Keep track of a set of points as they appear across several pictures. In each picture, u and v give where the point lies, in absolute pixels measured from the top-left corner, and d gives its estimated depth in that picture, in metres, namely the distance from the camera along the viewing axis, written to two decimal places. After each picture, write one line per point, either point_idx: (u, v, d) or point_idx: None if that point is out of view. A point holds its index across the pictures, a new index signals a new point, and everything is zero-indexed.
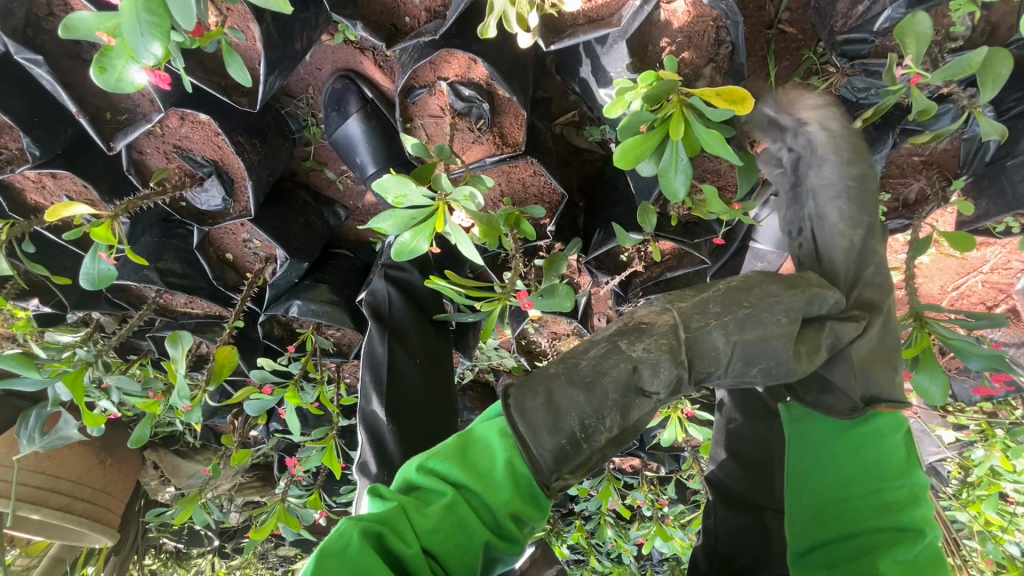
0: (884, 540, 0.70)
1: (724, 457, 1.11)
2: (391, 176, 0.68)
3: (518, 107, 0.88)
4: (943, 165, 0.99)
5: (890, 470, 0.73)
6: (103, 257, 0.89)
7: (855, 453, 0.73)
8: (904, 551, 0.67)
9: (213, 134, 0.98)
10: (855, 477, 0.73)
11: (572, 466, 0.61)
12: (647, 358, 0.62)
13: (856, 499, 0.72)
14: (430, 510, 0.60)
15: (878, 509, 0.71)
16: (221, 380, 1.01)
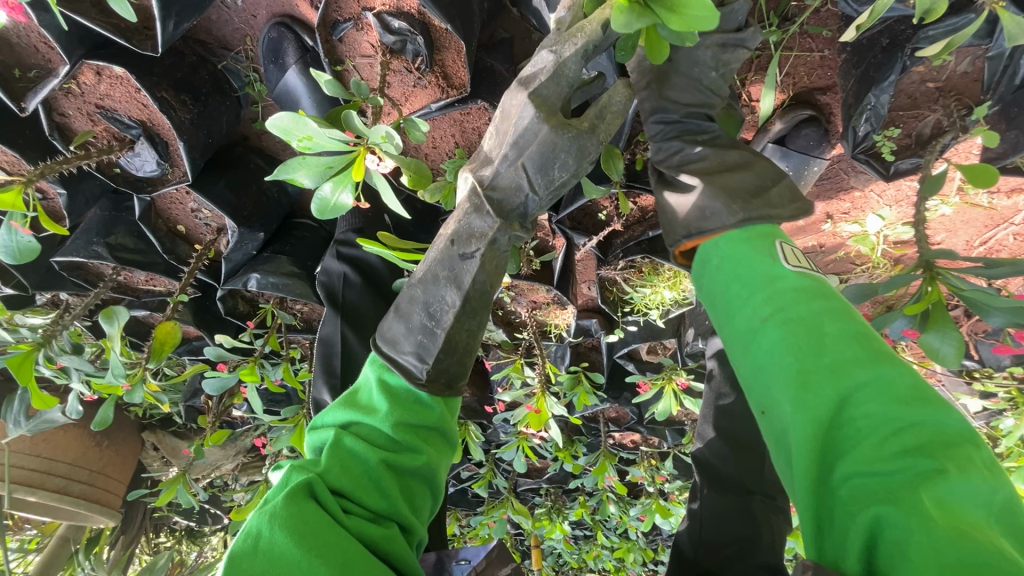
0: (781, 354, 0.48)
1: (713, 436, 1.01)
2: (287, 114, 0.58)
3: (459, 40, 0.77)
4: (963, 92, 0.85)
5: (769, 274, 0.54)
6: (19, 228, 0.82)
7: (736, 272, 0.56)
8: (824, 356, 0.46)
9: (135, 91, 0.89)
10: (744, 297, 0.54)
11: (439, 351, 0.63)
12: (462, 230, 0.64)
13: (744, 317, 0.53)
14: (325, 455, 0.59)
15: (763, 314, 0.51)
16: (162, 357, 0.95)
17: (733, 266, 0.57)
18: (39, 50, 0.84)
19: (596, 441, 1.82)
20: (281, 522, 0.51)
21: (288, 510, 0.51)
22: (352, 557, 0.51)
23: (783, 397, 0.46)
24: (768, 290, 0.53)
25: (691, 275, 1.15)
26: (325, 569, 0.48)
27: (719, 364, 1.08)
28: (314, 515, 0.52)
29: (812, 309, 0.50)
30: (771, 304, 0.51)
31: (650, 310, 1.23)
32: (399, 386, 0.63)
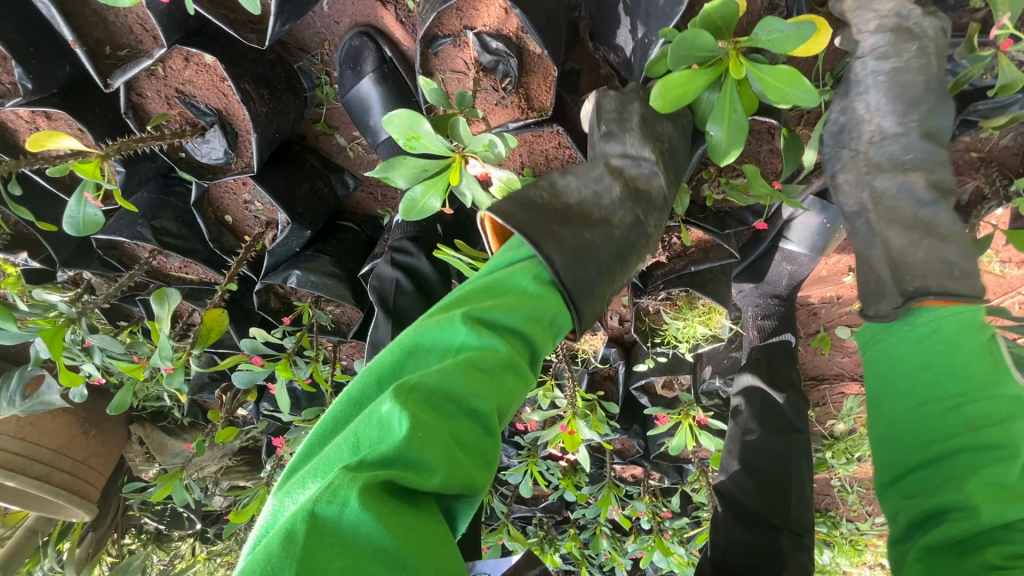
0: (970, 461, 0.55)
1: (737, 469, 1.04)
2: (405, 112, 0.61)
3: (550, 66, 0.80)
4: (1003, 163, 0.91)
5: (984, 375, 0.58)
6: (89, 200, 0.82)
7: (921, 353, 0.61)
8: (998, 474, 0.53)
9: (219, 80, 0.91)
10: (920, 394, 0.60)
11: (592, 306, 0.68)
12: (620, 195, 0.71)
13: (945, 416, 0.58)
14: (485, 365, 0.53)
15: (971, 424, 0.57)
16: (207, 344, 0.93)
17: (924, 338, 0.61)
18: (133, 31, 0.85)
19: (600, 472, 1.82)
20: (362, 490, 0.43)
21: (374, 480, 0.44)
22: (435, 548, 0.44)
23: (961, 494, 0.54)
24: (967, 383, 0.58)
25: (726, 311, 1.18)
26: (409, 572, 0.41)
27: (747, 401, 1.13)
28: (389, 500, 0.44)
29: (1014, 415, 0.56)
30: (962, 411, 0.57)
31: (680, 343, 1.24)
32: (554, 318, 0.62)
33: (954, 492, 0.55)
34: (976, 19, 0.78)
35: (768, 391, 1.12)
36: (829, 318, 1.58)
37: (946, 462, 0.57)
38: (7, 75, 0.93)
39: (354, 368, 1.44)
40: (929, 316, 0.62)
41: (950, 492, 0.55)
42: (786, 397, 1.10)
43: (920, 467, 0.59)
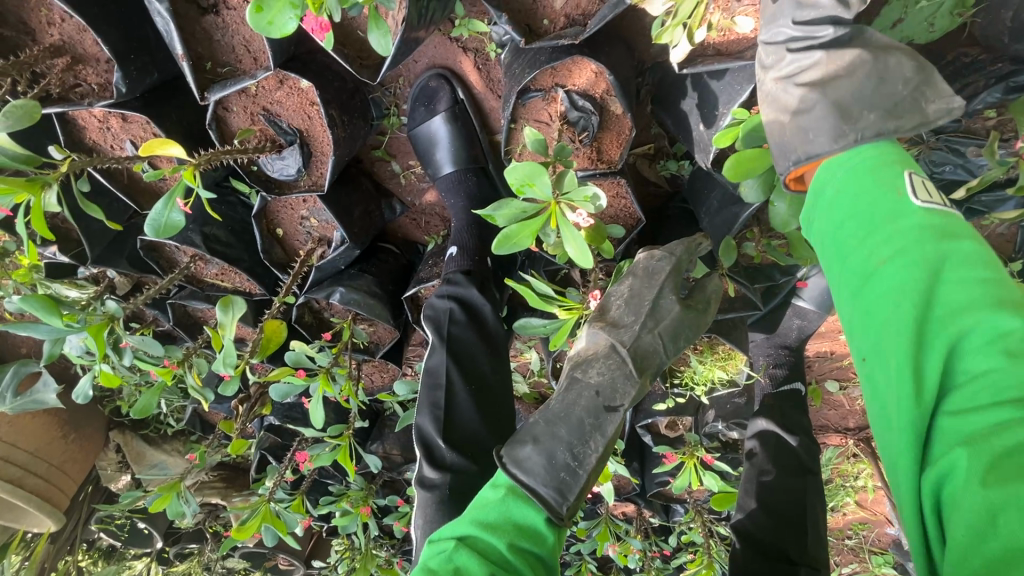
0: (903, 301, 0.46)
1: (756, 507, 1.16)
2: (526, 164, 0.68)
3: (626, 125, 0.89)
4: (999, 248, 1.04)
5: (898, 207, 0.51)
6: (177, 205, 0.84)
7: (836, 209, 0.55)
8: (996, 323, 0.42)
9: (307, 104, 0.96)
10: (845, 250, 0.53)
11: (580, 489, 0.74)
12: (602, 380, 0.82)
13: (866, 258, 0.50)
14: (462, 555, 0.66)
15: (879, 261, 0.49)
16: (267, 355, 0.95)
17: (827, 198, 0.57)
18: (236, 51, 0.89)
19: (595, 508, 1.85)
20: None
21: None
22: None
23: (895, 343, 0.45)
24: (882, 217, 0.51)
25: (746, 358, 1.27)
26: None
27: (762, 443, 1.25)
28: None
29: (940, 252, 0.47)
30: (875, 250, 0.50)
31: (698, 385, 1.31)
32: (532, 519, 0.71)
33: (892, 343, 0.46)
34: (990, 125, 0.92)
35: (783, 435, 1.24)
36: (820, 372, 1.71)
37: (873, 304, 0.48)
38: (95, 76, 0.93)
39: (374, 387, 1.45)
40: (846, 162, 0.58)
41: (891, 345, 0.46)
42: (799, 440, 1.24)
43: (863, 323, 0.49)
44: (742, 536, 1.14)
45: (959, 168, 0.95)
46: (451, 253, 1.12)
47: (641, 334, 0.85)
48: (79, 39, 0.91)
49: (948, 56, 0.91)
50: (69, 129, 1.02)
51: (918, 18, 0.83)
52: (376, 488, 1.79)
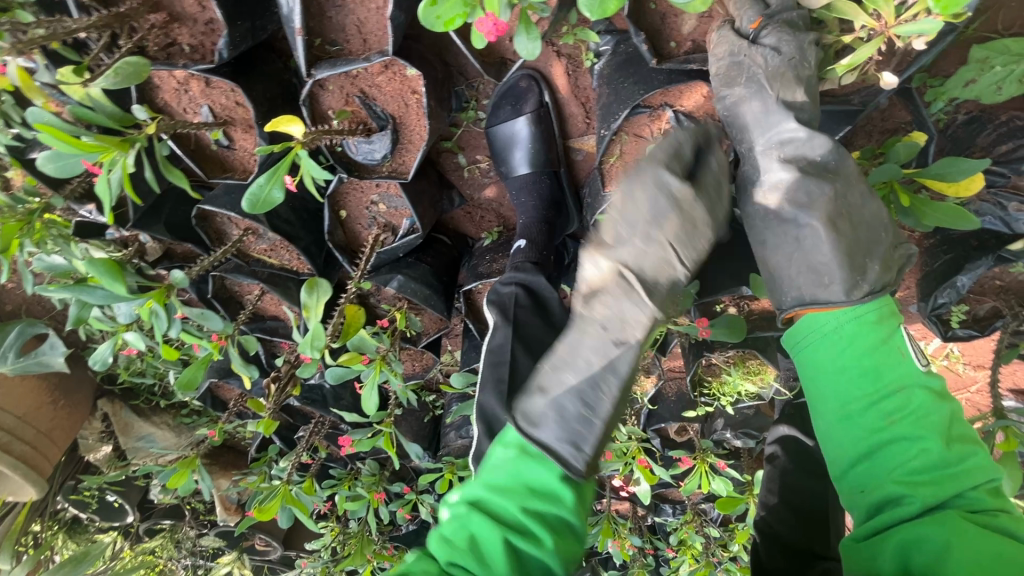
0: (898, 452, 0.65)
1: (782, 507, 1.23)
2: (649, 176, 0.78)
3: (720, 151, 0.94)
4: (1016, 293, 1.14)
5: (899, 370, 0.69)
6: (279, 184, 0.83)
7: (839, 343, 0.71)
8: (922, 464, 0.64)
9: (406, 92, 0.95)
10: (847, 392, 0.69)
11: (594, 438, 0.69)
12: (608, 313, 0.72)
13: (868, 413, 0.68)
14: (475, 522, 0.66)
15: (890, 417, 0.67)
16: (348, 339, 0.94)
17: (828, 337, 0.72)
18: (347, 31, 0.88)
19: (595, 504, 1.91)
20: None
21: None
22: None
23: (891, 485, 0.64)
24: (886, 376, 0.68)
25: (775, 374, 1.35)
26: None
27: (783, 447, 1.36)
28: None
29: (928, 410, 0.67)
30: (880, 405, 0.68)
31: (725, 396, 1.39)
32: (550, 475, 0.68)
33: (891, 482, 0.65)
34: None
35: (802, 438, 1.34)
36: None
37: (884, 453, 0.66)
38: (189, 36, 0.89)
39: (406, 374, 1.45)
40: (850, 316, 0.71)
41: (884, 483, 0.65)
42: (819, 445, 1.33)
43: (865, 457, 0.68)
44: (769, 536, 1.21)
45: (998, 219, 1.05)
46: (518, 246, 1.14)
47: (643, 249, 0.72)
48: None
49: (1003, 117, 1.00)
50: (143, 87, 0.97)
51: (991, 82, 0.91)
52: (386, 474, 1.78)
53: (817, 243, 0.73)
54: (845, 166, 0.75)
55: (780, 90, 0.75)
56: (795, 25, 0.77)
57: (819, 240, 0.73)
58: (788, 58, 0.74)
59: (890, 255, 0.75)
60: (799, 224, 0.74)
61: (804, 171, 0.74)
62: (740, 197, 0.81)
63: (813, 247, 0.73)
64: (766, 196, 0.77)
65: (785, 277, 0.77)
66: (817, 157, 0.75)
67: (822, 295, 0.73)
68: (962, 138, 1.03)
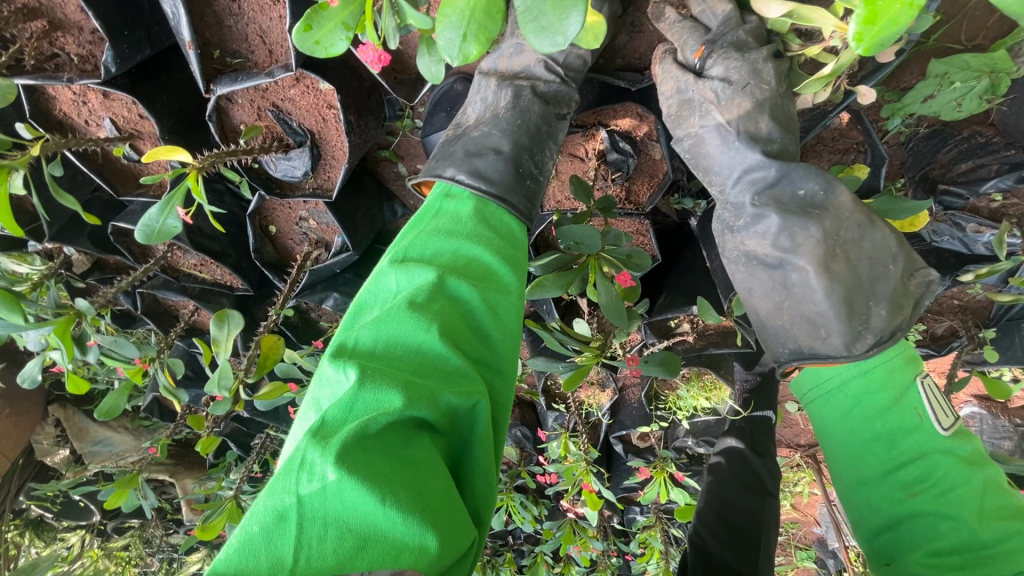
0: (923, 527, 0.64)
1: (712, 518, 1.23)
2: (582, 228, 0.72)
3: (661, 172, 0.88)
4: (976, 313, 1.10)
5: (916, 435, 0.68)
6: (174, 212, 0.77)
7: (848, 402, 0.71)
8: (943, 543, 0.63)
9: (323, 105, 0.88)
10: (861, 453, 0.70)
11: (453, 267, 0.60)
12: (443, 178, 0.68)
13: (888, 481, 0.68)
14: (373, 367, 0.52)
15: (909, 489, 0.66)
16: (264, 372, 0.89)
17: (834, 394, 0.72)
18: (249, 41, 0.81)
19: (559, 508, 1.89)
20: (338, 528, 0.43)
21: (349, 447, 0.45)
22: (441, 500, 0.46)
23: (913, 564, 0.64)
24: (899, 443, 0.68)
25: (731, 389, 1.31)
26: (434, 536, 0.44)
27: (728, 459, 1.35)
28: (379, 450, 0.46)
29: (953, 483, 0.65)
30: (897, 475, 0.67)
31: (681, 411, 1.36)
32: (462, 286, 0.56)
33: (911, 562, 0.64)
34: (995, 206, 0.96)
35: (747, 454, 1.34)
36: (782, 393, 1.81)
37: (907, 528, 0.66)
38: (76, 46, 0.82)
39: None
40: (858, 371, 0.70)
41: (908, 562, 0.64)
42: (764, 464, 1.34)
43: (890, 529, 0.67)
44: (700, 548, 1.18)
45: (956, 240, 1.00)
46: None
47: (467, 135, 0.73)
48: (61, 3, 0.79)
49: (964, 133, 0.94)
50: (36, 99, 0.89)
51: (951, 98, 0.85)
52: None
53: (808, 291, 0.67)
54: (836, 199, 0.67)
55: (738, 123, 0.68)
56: (745, 44, 0.68)
57: (810, 287, 0.66)
58: (741, 87, 0.67)
59: (901, 290, 0.66)
60: (788, 269, 0.68)
61: (785, 210, 0.67)
62: (721, 240, 0.75)
63: (805, 296, 0.67)
64: (749, 238, 0.71)
65: (776, 328, 0.71)
66: (801, 191, 0.68)
67: (821, 349, 0.67)
68: (921, 153, 0.97)
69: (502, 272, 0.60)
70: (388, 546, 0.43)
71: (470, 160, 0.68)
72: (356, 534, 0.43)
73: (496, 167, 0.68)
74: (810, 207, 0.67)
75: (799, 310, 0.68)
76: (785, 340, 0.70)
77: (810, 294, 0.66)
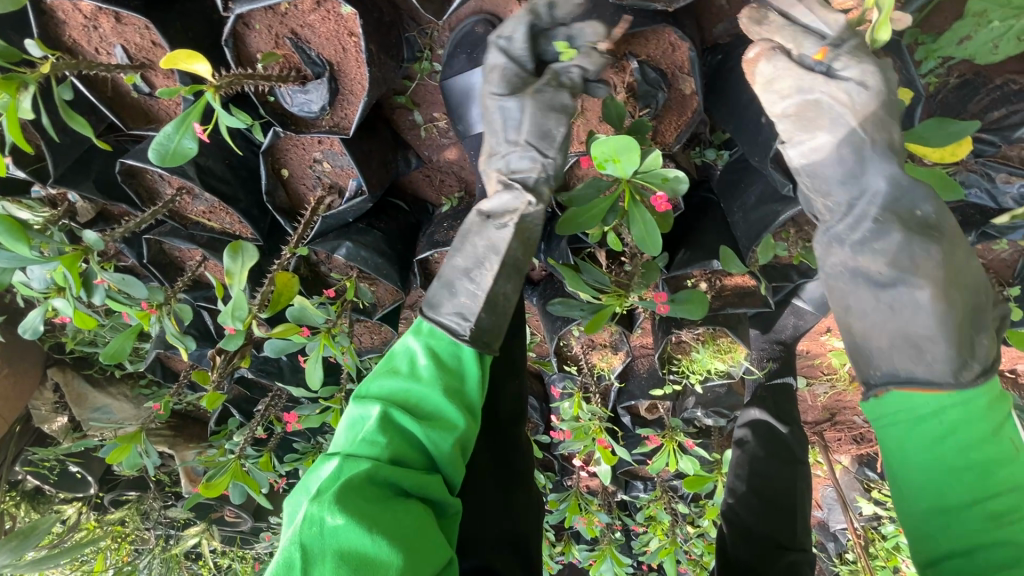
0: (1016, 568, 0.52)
1: (745, 491, 1.21)
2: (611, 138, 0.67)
3: (691, 109, 0.86)
4: (999, 272, 1.09)
5: (1013, 469, 0.56)
6: (189, 131, 0.74)
7: (940, 427, 0.57)
8: None
9: (343, 34, 0.86)
10: (946, 479, 0.56)
11: (478, 312, 0.69)
12: (454, 279, 0.71)
13: (974, 516, 0.54)
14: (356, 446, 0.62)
15: (998, 522, 0.54)
16: (278, 310, 0.86)
17: (926, 419, 0.58)
18: None
19: (565, 481, 1.87)
20: (335, 559, 0.52)
21: (339, 500, 0.55)
22: (415, 540, 0.56)
23: None
24: (994, 473, 0.55)
25: (746, 352, 1.30)
26: (400, 558, 0.53)
27: (754, 431, 1.33)
28: (364, 501, 0.56)
29: None
30: (986, 507, 0.54)
31: (694, 374, 1.34)
32: (423, 367, 0.66)
33: None
34: None
35: (773, 424, 1.32)
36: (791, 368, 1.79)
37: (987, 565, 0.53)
38: None
39: (363, 349, 1.39)
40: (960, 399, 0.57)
41: None
42: (790, 430, 1.30)
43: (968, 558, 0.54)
44: (735, 525, 1.17)
45: (984, 192, 0.96)
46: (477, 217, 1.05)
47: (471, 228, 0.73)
48: None
49: (998, 80, 0.92)
50: (45, 23, 0.86)
51: (989, 38, 0.83)
52: None
53: (917, 312, 0.60)
54: (949, 221, 0.62)
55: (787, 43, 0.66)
56: None
57: (923, 309, 0.60)
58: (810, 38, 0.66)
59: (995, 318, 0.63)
60: (901, 288, 0.61)
61: (908, 228, 0.62)
62: (824, 252, 0.68)
63: (914, 319, 0.60)
64: (862, 253, 0.64)
65: (874, 351, 0.63)
66: (917, 211, 0.63)
67: (924, 375, 0.59)
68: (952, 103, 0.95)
69: (463, 389, 0.67)
70: (375, 567, 0.52)
71: (453, 300, 0.70)
72: (350, 559, 0.52)
73: (469, 309, 0.69)
74: (931, 227, 0.62)
75: (901, 328, 0.61)
76: (880, 363, 0.63)
77: (921, 313, 0.60)
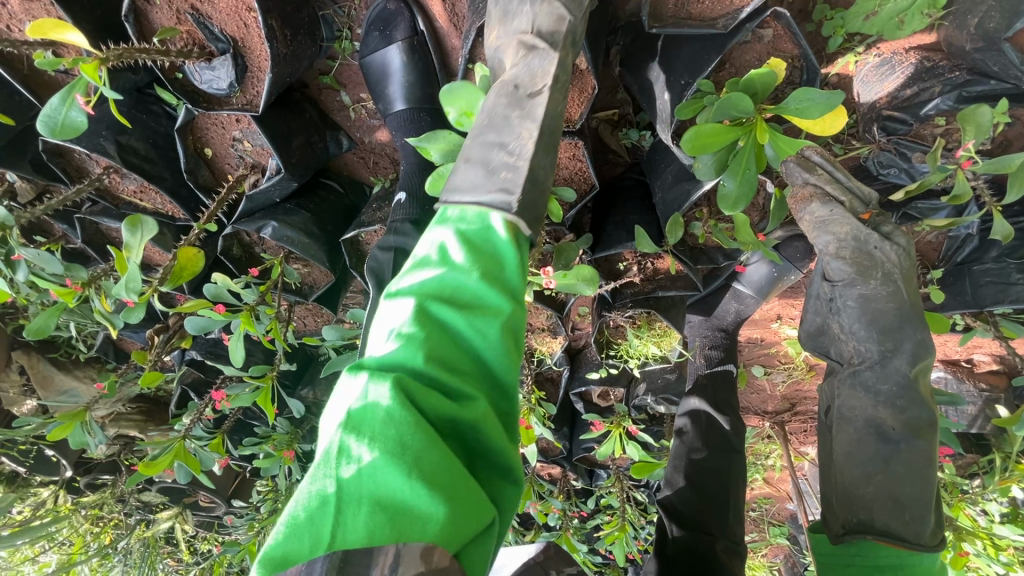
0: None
1: (684, 485, 1.20)
2: (462, 85, 0.71)
3: (590, 84, 0.86)
4: (925, 255, 1.12)
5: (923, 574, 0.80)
6: (76, 102, 0.74)
7: (892, 557, 0.82)
8: None
9: (243, 10, 0.87)
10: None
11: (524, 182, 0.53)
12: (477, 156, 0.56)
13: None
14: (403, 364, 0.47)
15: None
16: (179, 284, 0.88)
17: (884, 561, 0.82)
18: None
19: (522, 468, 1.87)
20: (370, 505, 0.40)
21: (371, 435, 0.41)
22: (461, 486, 0.42)
23: None
24: None
25: (680, 336, 1.30)
26: (446, 513, 0.40)
27: (694, 422, 1.30)
28: (398, 437, 0.41)
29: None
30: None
31: (632, 359, 1.33)
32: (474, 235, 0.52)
33: None
34: (938, 132, 0.92)
35: (714, 415, 1.29)
36: (747, 356, 1.78)
37: None
38: None
39: (304, 331, 1.39)
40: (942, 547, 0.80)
41: None
42: (729, 421, 1.28)
43: None
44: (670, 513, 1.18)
45: (901, 172, 0.96)
46: (399, 199, 1.05)
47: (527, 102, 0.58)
48: None
49: (911, 57, 0.90)
50: None
51: (891, 13, 0.82)
52: (303, 433, 1.59)
53: (905, 471, 0.82)
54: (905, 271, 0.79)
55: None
56: None
57: (924, 458, 0.82)
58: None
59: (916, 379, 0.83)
60: (901, 443, 0.83)
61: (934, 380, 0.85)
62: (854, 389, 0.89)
63: (913, 471, 0.82)
64: (876, 390, 0.86)
65: (863, 498, 0.84)
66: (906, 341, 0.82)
67: (896, 526, 0.82)
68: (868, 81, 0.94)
69: (503, 274, 0.51)
70: (412, 523, 0.40)
71: (484, 178, 0.54)
72: (382, 511, 0.39)
73: (507, 182, 0.54)
74: (906, 362, 0.82)
75: (858, 473, 0.85)
76: (856, 509, 0.85)
77: (883, 457, 0.84)
